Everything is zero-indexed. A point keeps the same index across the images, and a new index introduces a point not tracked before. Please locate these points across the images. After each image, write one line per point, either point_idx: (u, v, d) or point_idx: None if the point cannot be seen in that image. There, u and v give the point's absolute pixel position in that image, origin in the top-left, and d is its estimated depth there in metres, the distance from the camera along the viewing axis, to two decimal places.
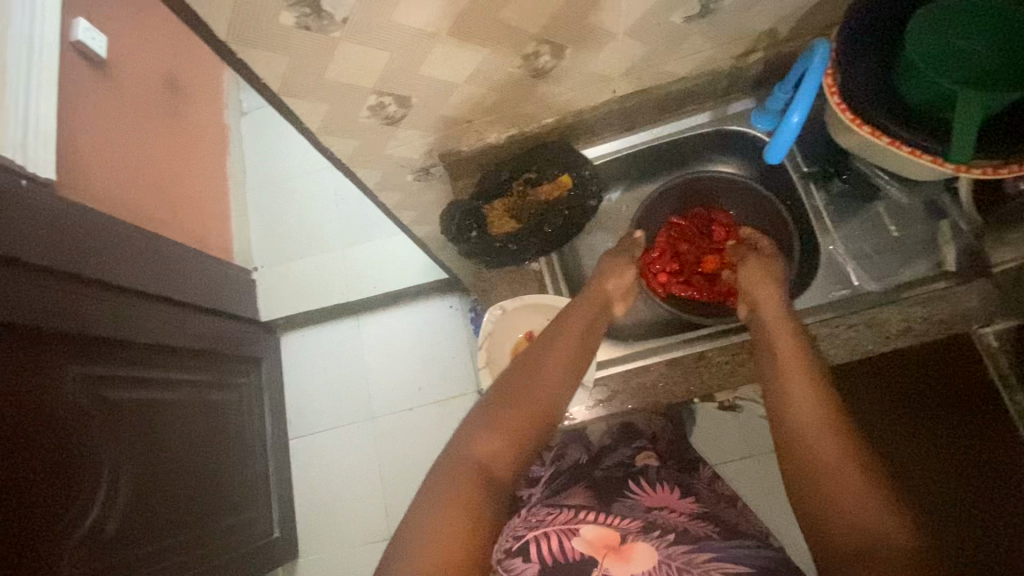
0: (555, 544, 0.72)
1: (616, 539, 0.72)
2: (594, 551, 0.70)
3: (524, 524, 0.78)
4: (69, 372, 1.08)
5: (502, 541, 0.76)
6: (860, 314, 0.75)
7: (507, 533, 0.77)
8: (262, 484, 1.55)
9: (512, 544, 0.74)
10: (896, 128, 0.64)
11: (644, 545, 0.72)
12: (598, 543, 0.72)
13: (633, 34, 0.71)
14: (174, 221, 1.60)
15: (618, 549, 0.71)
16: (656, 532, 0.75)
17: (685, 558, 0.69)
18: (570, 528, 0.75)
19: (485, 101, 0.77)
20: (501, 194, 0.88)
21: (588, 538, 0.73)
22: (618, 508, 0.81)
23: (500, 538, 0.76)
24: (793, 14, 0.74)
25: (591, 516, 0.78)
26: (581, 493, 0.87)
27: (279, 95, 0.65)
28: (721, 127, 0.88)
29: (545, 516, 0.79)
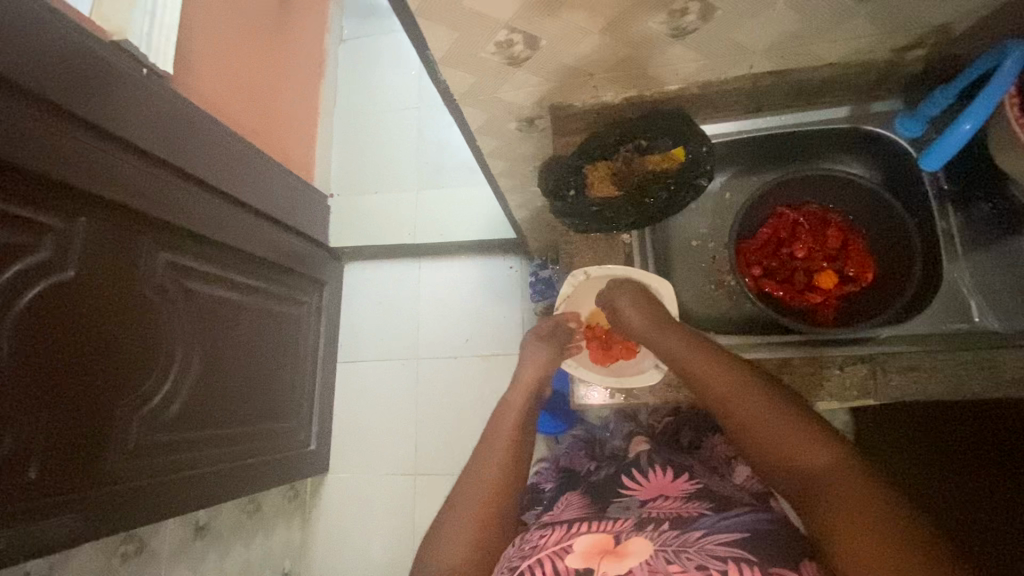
0: (549, 566, 0.63)
1: (609, 541, 0.65)
2: (588, 561, 0.62)
3: (516, 553, 0.67)
4: (159, 257, 1.15)
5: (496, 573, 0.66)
6: (975, 353, 0.71)
7: (502, 564, 0.66)
8: (306, 398, 1.63)
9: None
10: None
11: (637, 537, 0.65)
12: (592, 551, 0.64)
13: (794, 7, 0.65)
14: (267, 134, 1.65)
15: (613, 549, 0.63)
16: (648, 523, 0.68)
17: (679, 541, 0.63)
18: (562, 546, 0.65)
19: (613, 56, 0.73)
20: (607, 156, 0.85)
21: (582, 549, 0.65)
22: (613, 508, 0.76)
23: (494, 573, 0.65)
24: (981, 9, 0.66)
25: (583, 525, 0.70)
26: (577, 500, 0.83)
27: (415, 15, 0.64)
28: (856, 126, 0.81)
29: (537, 540, 0.69)
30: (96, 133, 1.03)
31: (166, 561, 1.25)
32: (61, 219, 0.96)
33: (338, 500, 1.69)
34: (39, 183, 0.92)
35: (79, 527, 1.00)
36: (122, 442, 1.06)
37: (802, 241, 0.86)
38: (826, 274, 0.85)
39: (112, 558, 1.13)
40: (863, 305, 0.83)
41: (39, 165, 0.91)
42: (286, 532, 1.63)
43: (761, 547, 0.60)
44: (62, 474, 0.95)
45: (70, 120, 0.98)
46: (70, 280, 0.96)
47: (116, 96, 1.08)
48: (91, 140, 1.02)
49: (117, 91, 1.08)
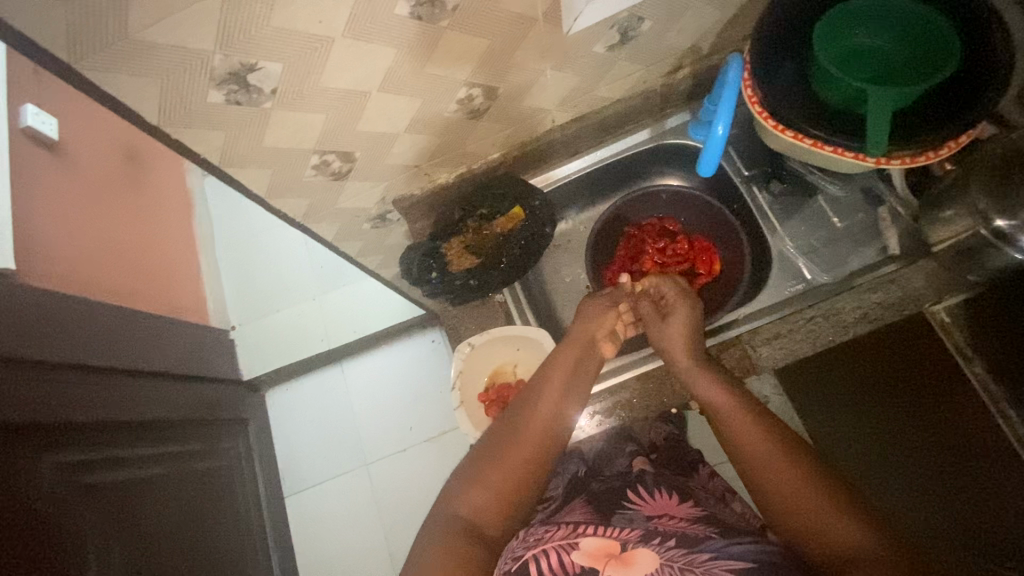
0: (555, 558, 0.67)
1: (616, 547, 0.67)
2: (595, 561, 0.66)
3: (520, 545, 0.72)
4: (43, 461, 1.05)
5: (501, 564, 0.71)
6: (816, 307, 0.77)
7: (504, 555, 0.72)
8: (259, 548, 1.51)
9: (510, 565, 0.69)
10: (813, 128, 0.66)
11: (644, 551, 0.66)
12: (599, 553, 0.67)
13: (560, 68, 0.74)
14: (145, 292, 1.59)
15: (619, 555, 0.66)
16: (655, 537, 0.69)
17: (685, 560, 0.63)
18: (568, 542, 0.70)
19: (429, 146, 0.79)
20: (456, 232, 0.88)
21: (588, 550, 0.68)
22: (618, 518, 0.76)
23: (499, 561, 0.71)
24: (708, 33, 0.78)
25: (591, 530, 0.73)
26: (581, 506, 0.84)
27: (223, 167, 0.66)
28: (661, 142, 0.91)
29: (543, 534, 0.74)
30: None
31: None
32: None
33: None
34: None
35: None
36: None
37: (650, 252, 0.93)
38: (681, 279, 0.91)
39: None
40: (718, 293, 0.91)
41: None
42: None
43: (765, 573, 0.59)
44: None
45: None
46: None
47: None
48: None
49: None
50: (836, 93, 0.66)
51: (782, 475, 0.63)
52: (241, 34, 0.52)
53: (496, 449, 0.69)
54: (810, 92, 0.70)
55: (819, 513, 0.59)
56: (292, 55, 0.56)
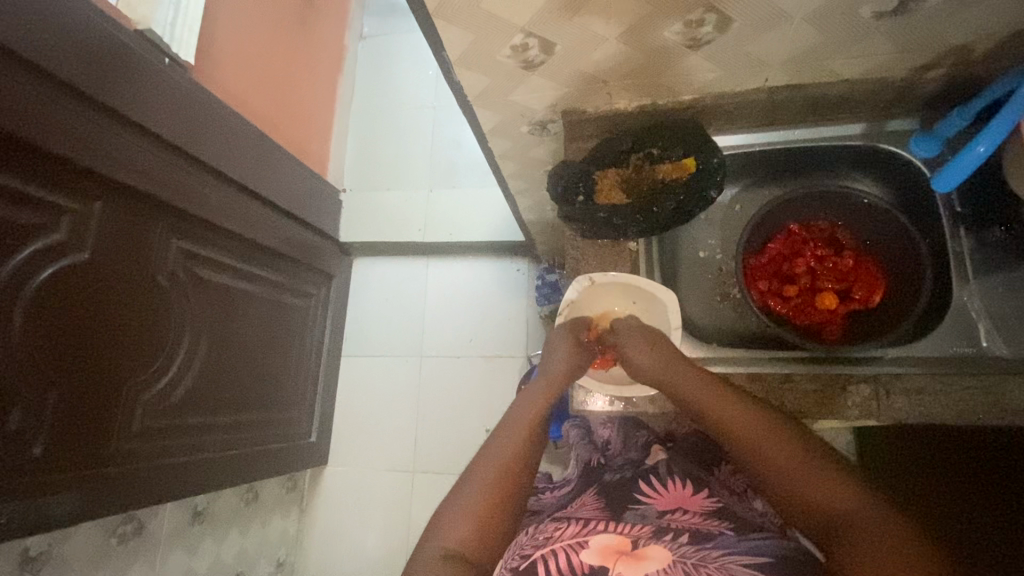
0: (564, 559, 0.65)
1: (627, 545, 0.66)
2: (605, 559, 0.65)
3: (530, 543, 0.70)
4: (172, 244, 1.16)
5: (507, 560, 0.68)
6: (979, 378, 0.70)
7: (513, 552, 0.69)
8: (308, 389, 1.64)
9: (518, 562, 0.66)
10: None
11: (657, 547, 0.66)
12: (608, 551, 0.66)
13: (811, 21, 0.65)
14: (284, 128, 1.67)
15: (630, 553, 0.65)
16: (667, 534, 0.70)
17: (699, 556, 0.64)
18: (577, 541, 0.69)
19: (628, 64, 0.74)
20: (616, 164, 0.85)
21: (598, 547, 0.67)
22: (630, 514, 0.77)
23: (504, 558, 0.68)
24: (998, 33, 0.66)
25: (602, 526, 0.73)
26: (592, 501, 0.84)
27: (432, 15, 0.65)
28: (872, 144, 0.81)
29: (552, 534, 0.72)
30: (114, 120, 1.04)
31: (163, 543, 1.27)
32: (77, 202, 0.97)
33: (337, 493, 1.70)
34: (61, 168, 0.94)
35: (79, 507, 1.01)
36: (125, 423, 1.07)
37: (810, 253, 0.84)
38: (829, 294, 0.83)
39: (111, 536, 1.16)
40: (868, 325, 0.82)
41: (53, 147, 0.91)
42: (282, 521, 1.64)
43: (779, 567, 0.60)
44: (69, 456, 0.97)
45: (96, 109, 1.00)
46: (83, 263, 0.97)
47: (136, 82, 1.08)
48: (107, 124, 1.02)
49: (138, 78, 1.09)
50: None
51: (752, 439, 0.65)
52: None
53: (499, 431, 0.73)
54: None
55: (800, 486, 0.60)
56: None
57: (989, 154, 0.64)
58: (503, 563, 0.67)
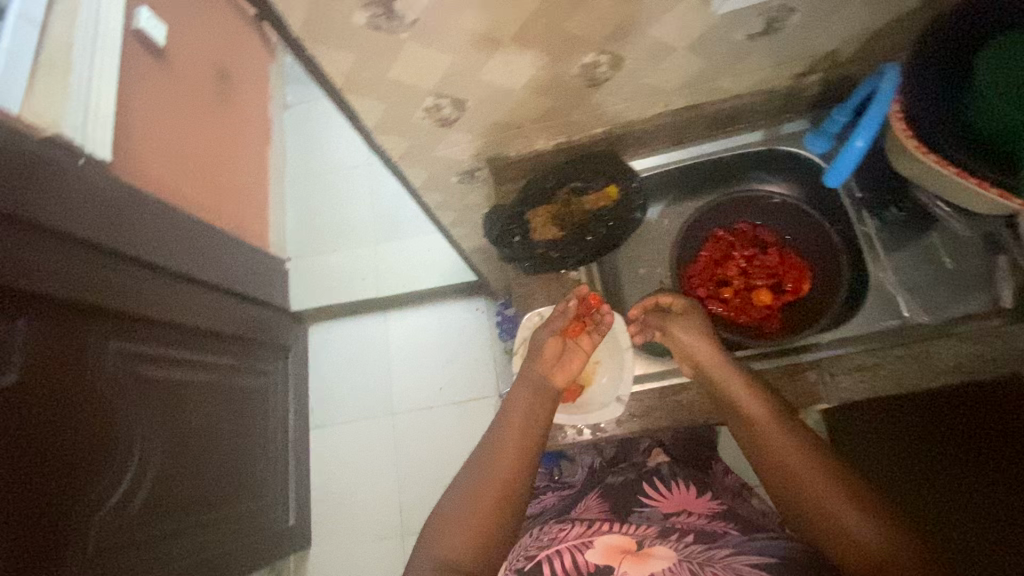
0: (569, 559, 0.70)
1: (633, 545, 0.70)
2: (609, 559, 0.68)
3: (535, 543, 0.76)
4: (109, 346, 1.11)
5: (514, 561, 0.73)
6: (910, 347, 0.74)
7: (518, 553, 0.75)
8: (280, 470, 1.57)
9: (523, 563, 0.71)
10: (954, 149, 0.62)
11: (662, 547, 0.69)
12: (613, 552, 0.70)
13: (693, 50, 0.70)
14: (217, 208, 1.64)
15: (635, 552, 0.69)
16: (673, 534, 0.73)
17: (704, 557, 0.66)
18: (583, 541, 0.73)
19: (538, 108, 0.78)
20: (546, 201, 0.87)
21: (603, 547, 0.71)
22: (635, 517, 0.81)
23: (511, 558, 0.74)
24: (856, 38, 0.73)
25: (606, 526, 0.78)
26: (596, 504, 0.88)
27: (342, 91, 0.67)
28: (774, 146, 0.87)
29: (557, 534, 0.78)
30: (24, 229, 0.99)
31: None
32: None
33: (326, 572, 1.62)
34: None
35: None
36: (80, 547, 0.99)
37: (738, 257, 0.89)
38: (763, 291, 0.87)
39: None
40: (800, 314, 0.87)
41: None
42: None
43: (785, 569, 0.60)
44: None
45: (6, 222, 0.96)
46: (12, 384, 0.91)
47: (47, 189, 1.05)
48: (19, 236, 0.97)
49: (49, 185, 1.05)
50: (993, 123, 0.60)
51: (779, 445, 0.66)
52: None
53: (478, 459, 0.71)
54: (956, 113, 0.64)
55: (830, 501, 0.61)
56: None
57: (868, 146, 0.72)
58: (510, 563, 0.73)
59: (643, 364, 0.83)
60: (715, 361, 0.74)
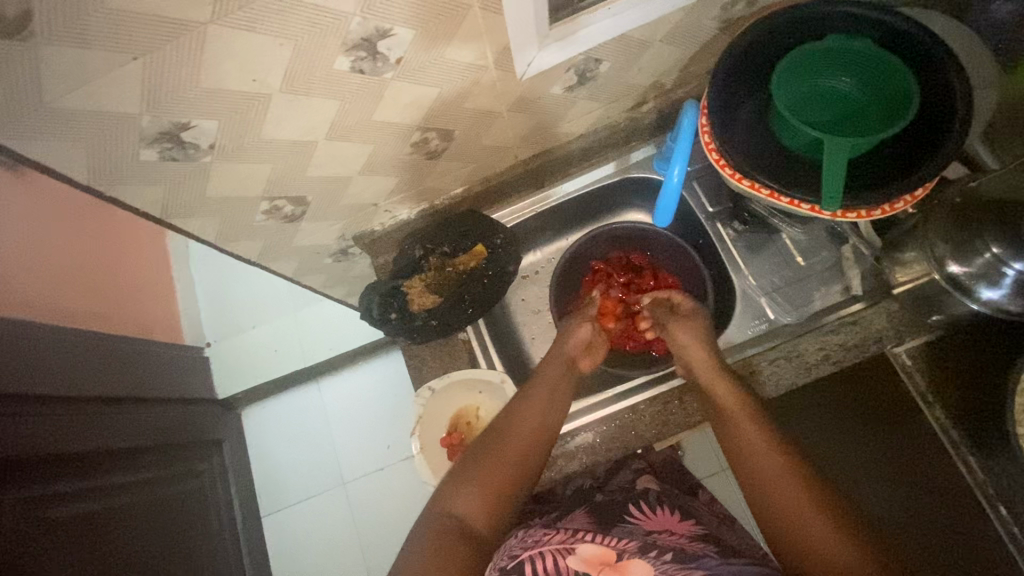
0: (551, 559, 0.71)
1: (612, 556, 0.71)
2: (590, 569, 0.70)
3: (519, 544, 0.75)
4: (17, 493, 1.01)
5: (496, 560, 0.74)
6: (781, 348, 0.77)
7: (502, 551, 0.74)
8: (237, 572, 1.50)
9: (506, 562, 0.72)
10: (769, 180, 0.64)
11: (639, 560, 0.70)
12: (595, 559, 0.71)
13: (518, 109, 0.72)
14: (115, 312, 1.56)
15: (614, 564, 0.70)
16: (652, 550, 0.72)
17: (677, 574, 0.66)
18: (565, 546, 0.73)
19: (385, 186, 0.77)
20: (418, 271, 0.86)
21: (585, 556, 0.72)
22: (618, 530, 0.78)
23: (495, 558, 0.74)
24: (669, 71, 0.77)
25: (590, 536, 0.76)
26: (582, 515, 0.82)
27: (165, 216, 0.64)
28: (626, 174, 0.90)
29: (541, 537, 0.77)
30: None
31: None
32: None
33: None
34: None
35: None
36: None
37: (616, 286, 0.90)
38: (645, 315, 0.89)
39: None
40: None
41: None
42: None
43: None
44: None
45: None
46: None
47: None
48: None
49: None
50: (798, 143, 0.65)
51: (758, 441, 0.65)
52: (167, 94, 0.49)
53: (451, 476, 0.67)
54: (772, 138, 0.69)
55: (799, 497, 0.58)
56: (227, 111, 0.54)
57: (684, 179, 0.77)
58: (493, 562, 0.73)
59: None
60: (704, 363, 0.75)
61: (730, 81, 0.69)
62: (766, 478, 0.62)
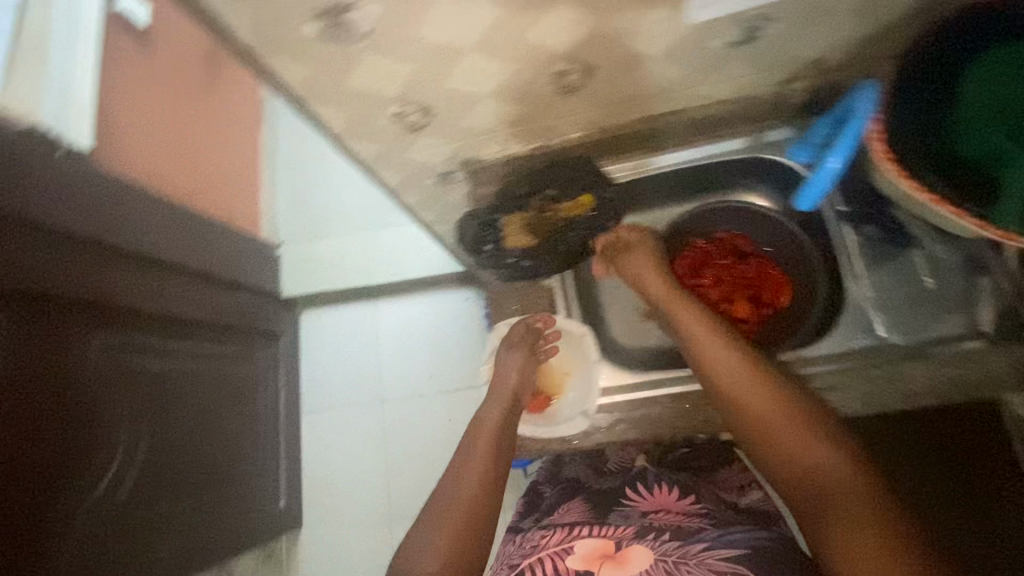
0: (550, 566, 0.69)
1: (611, 547, 0.70)
2: (589, 564, 0.68)
3: (518, 552, 0.76)
4: (92, 339, 1.12)
5: (499, 570, 0.75)
6: (884, 368, 0.74)
7: (505, 561, 0.76)
8: (271, 456, 1.61)
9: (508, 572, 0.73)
10: (930, 176, 0.60)
11: (639, 547, 0.69)
12: (594, 556, 0.69)
13: (670, 57, 0.68)
14: (206, 193, 1.63)
15: (614, 555, 0.69)
16: (650, 533, 0.73)
17: (680, 554, 0.67)
18: (563, 547, 0.72)
19: (511, 114, 0.75)
20: (520, 208, 0.84)
21: (583, 553, 0.71)
22: (615, 516, 0.80)
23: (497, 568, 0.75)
24: (841, 47, 0.70)
25: (586, 530, 0.76)
26: (578, 507, 0.86)
27: (302, 99, 0.65)
28: (758, 153, 0.85)
29: (539, 541, 0.77)
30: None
31: None
32: None
33: (317, 553, 1.67)
34: None
35: None
36: (68, 534, 1.03)
37: (715, 265, 0.88)
38: (741, 303, 0.85)
39: None
40: (779, 328, 0.83)
41: None
42: None
43: (757, 562, 0.64)
44: None
45: None
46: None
47: (24, 181, 1.03)
48: None
49: (25, 177, 1.04)
50: (976, 147, 0.60)
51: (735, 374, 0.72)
52: None
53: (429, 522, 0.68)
54: (940, 134, 0.62)
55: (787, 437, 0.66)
56: None
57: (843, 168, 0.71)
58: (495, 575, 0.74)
59: (610, 378, 0.85)
60: (690, 316, 0.78)
61: (922, 62, 0.60)
62: (758, 418, 0.69)
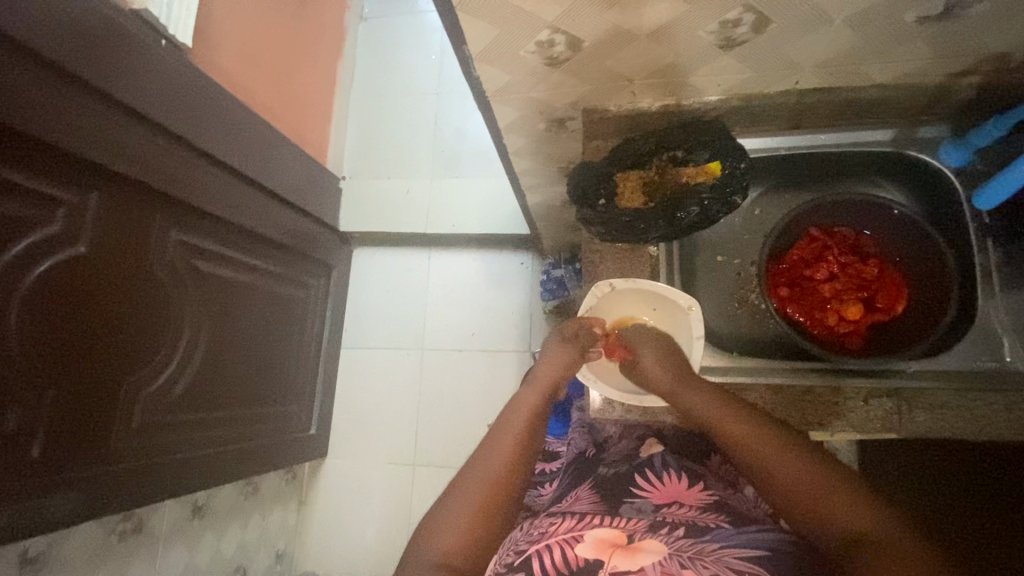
0: (558, 553, 0.65)
1: (622, 539, 0.67)
2: (599, 553, 0.65)
3: (525, 538, 0.71)
4: (170, 236, 1.12)
5: (502, 557, 0.68)
6: (1004, 395, 0.69)
7: (509, 548, 0.69)
8: (308, 383, 1.62)
9: (513, 559, 0.66)
10: None
11: (651, 541, 0.66)
12: (603, 546, 0.66)
13: (852, 24, 0.62)
14: (285, 112, 1.61)
15: (625, 546, 0.65)
16: (663, 527, 0.70)
17: (695, 550, 0.64)
18: (572, 536, 0.69)
19: (657, 63, 0.70)
20: (639, 166, 0.84)
21: (592, 541, 0.67)
22: (626, 508, 0.77)
23: (500, 555, 0.68)
24: None
25: (598, 520, 0.73)
26: (587, 495, 0.84)
27: (456, 8, 0.61)
28: (900, 151, 0.80)
29: (547, 528, 0.72)
30: (99, 98, 0.97)
31: (162, 539, 1.25)
32: (72, 191, 0.92)
33: (336, 484, 1.70)
34: (31, 146, 0.85)
35: (77, 506, 0.98)
36: (125, 421, 1.04)
37: (832, 261, 0.83)
38: (855, 307, 0.81)
39: (109, 533, 1.12)
40: (891, 336, 0.81)
41: (25, 124, 0.84)
42: (282, 513, 1.63)
43: (777, 564, 0.61)
44: (70, 451, 0.94)
45: (87, 91, 0.94)
46: (80, 256, 0.93)
47: (129, 65, 1.02)
48: (88, 105, 0.94)
49: (131, 60, 1.02)
50: None
51: (765, 448, 0.65)
52: None
53: (469, 474, 0.65)
54: None
55: (824, 504, 0.59)
56: None
57: None
58: (498, 560, 0.68)
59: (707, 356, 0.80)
60: (688, 381, 0.73)
61: None
62: (793, 490, 0.61)
